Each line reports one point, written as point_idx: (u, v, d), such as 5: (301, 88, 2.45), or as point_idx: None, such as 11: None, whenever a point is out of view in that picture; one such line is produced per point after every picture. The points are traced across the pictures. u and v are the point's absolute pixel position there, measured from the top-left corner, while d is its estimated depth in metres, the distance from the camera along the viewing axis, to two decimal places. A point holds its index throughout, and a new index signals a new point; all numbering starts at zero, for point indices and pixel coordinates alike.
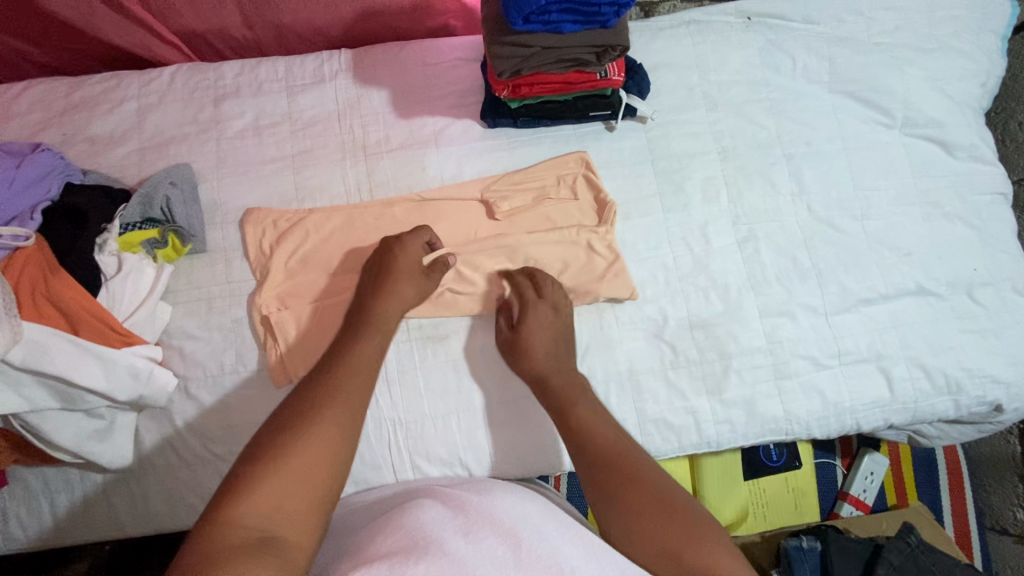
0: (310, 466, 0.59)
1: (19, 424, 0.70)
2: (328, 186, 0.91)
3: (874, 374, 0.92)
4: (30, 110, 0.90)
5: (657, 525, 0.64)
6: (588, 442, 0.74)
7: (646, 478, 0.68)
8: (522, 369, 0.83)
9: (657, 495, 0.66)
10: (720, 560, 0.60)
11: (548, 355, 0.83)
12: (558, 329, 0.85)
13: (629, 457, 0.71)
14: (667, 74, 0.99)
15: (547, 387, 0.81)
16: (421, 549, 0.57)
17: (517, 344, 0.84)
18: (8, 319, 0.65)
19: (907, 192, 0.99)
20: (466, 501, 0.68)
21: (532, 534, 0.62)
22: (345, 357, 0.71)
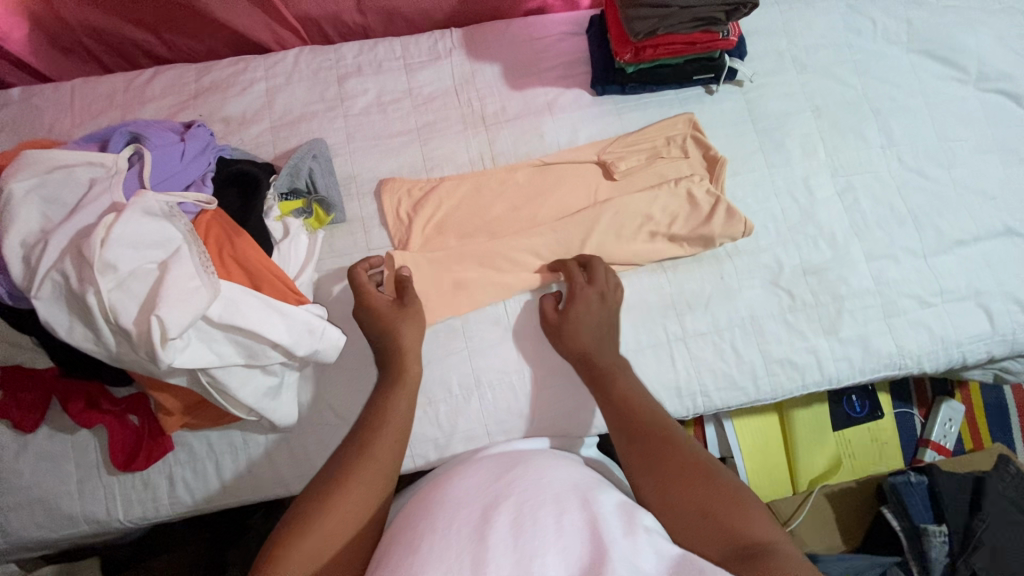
0: (347, 512, 0.62)
1: (207, 380, 0.73)
2: (453, 155, 0.96)
3: (975, 310, 0.98)
4: (163, 94, 0.94)
5: (688, 494, 0.66)
6: (621, 409, 0.77)
7: (673, 449, 0.70)
8: (565, 349, 0.85)
9: (685, 466, 0.68)
10: (754, 526, 0.62)
11: (587, 336, 0.84)
12: (605, 316, 0.86)
13: (663, 428, 0.73)
14: (758, 41, 1.05)
15: (590, 362, 0.82)
16: (468, 516, 0.61)
17: (559, 330, 0.86)
18: (210, 274, 0.68)
19: (987, 142, 1.06)
20: (512, 468, 0.71)
21: (582, 504, 0.62)
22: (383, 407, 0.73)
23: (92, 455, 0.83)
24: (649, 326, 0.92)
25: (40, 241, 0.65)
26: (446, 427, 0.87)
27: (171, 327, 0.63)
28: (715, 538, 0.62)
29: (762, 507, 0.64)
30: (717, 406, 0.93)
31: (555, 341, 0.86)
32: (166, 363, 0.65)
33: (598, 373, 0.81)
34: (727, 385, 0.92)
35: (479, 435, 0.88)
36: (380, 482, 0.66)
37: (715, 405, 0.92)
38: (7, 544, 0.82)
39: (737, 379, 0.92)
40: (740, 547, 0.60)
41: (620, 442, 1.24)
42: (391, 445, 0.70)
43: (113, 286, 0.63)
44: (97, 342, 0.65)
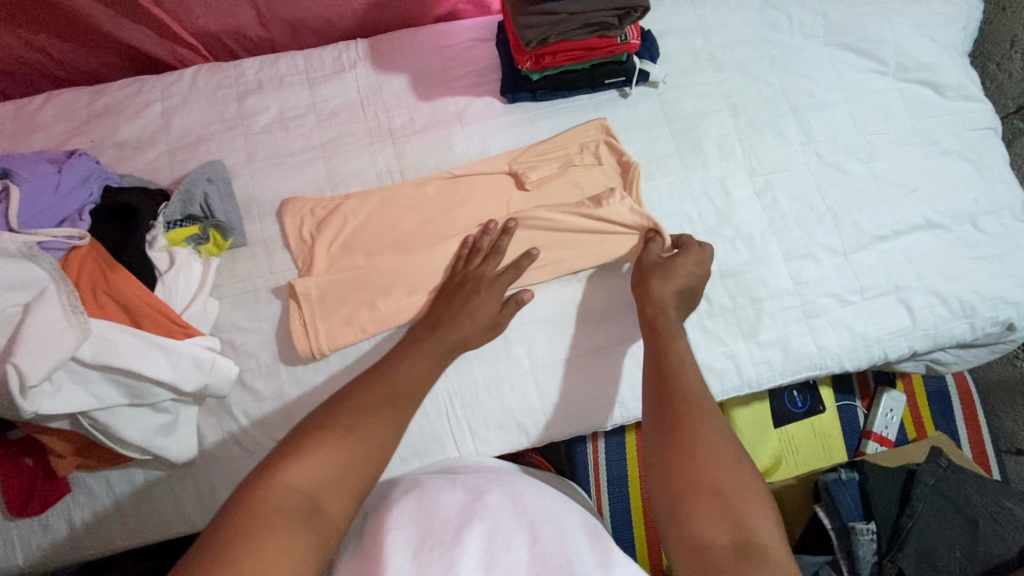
0: (352, 464, 0.64)
1: (89, 423, 0.71)
2: (359, 171, 0.93)
3: (896, 306, 0.97)
4: (53, 120, 0.90)
5: (706, 470, 0.65)
6: (668, 365, 0.77)
7: (706, 420, 0.69)
8: (658, 287, 0.85)
9: (715, 442, 0.67)
10: (759, 521, 0.61)
11: (665, 296, 0.84)
12: (687, 282, 0.86)
13: (703, 399, 0.72)
14: (672, 40, 1.03)
15: (666, 315, 0.82)
16: (437, 537, 0.63)
17: (657, 270, 0.86)
18: (77, 314, 0.66)
19: (907, 134, 1.05)
20: (486, 488, 0.73)
21: (554, 531, 0.67)
22: (398, 365, 0.76)
23: None
24: (564, 338, 0.90)
25: None
26: None
27: (30, 376, 0.61)
28: (718, 522, 0.61)
29: (775, 506, 0.63)
30: (635, 415, 0.92)
31: (648, 275, 0.86)
32: (30, 412, 0.63)
33: (662, 323, 0.82)
34: None
35: (392, 459, 0.87)
36: (386, 445, 0.67)
37: (630, 415, 0.92)
38: None
39: None
40: (738, 541, 0.59)
41: (561, 451, 1.22)
42: (399, 411, 0.70)
43: None
44: None
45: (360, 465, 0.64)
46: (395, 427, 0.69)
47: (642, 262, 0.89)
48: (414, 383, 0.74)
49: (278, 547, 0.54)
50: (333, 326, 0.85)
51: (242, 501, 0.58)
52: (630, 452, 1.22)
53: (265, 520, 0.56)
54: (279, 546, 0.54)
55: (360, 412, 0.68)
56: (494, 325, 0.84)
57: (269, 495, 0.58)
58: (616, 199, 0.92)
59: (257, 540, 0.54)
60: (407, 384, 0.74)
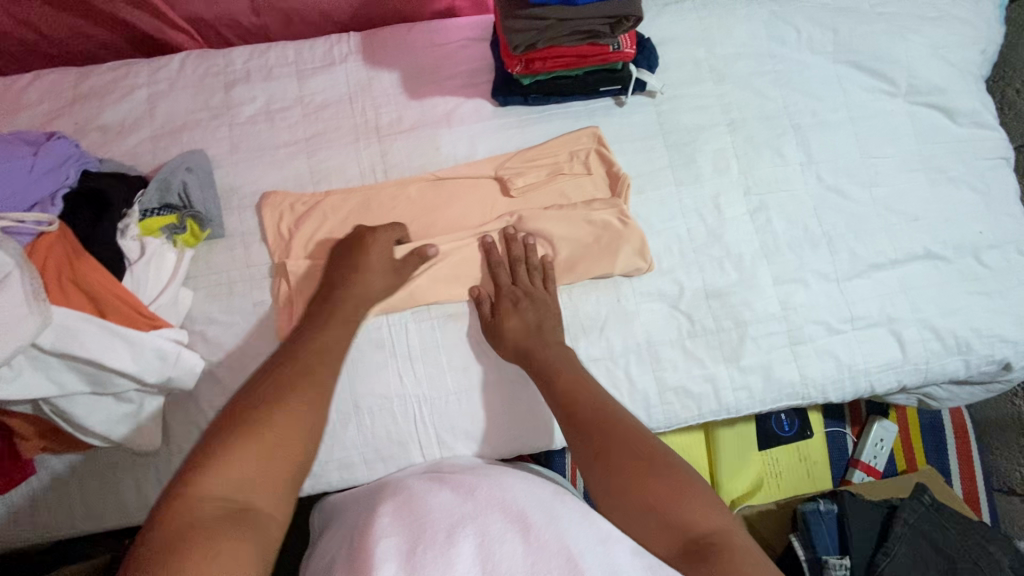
0: (273, 444, 0.62)
1: (51, 409, 0.70)
2: (343, 168, 0.92)
3: (886, 337, 0.94)
4: (40, 100, 0.90)
5: (638, 489, 0.66)
6: (570, 398, 0.76)
7: (623, 439, 0.70)
8: (506, 350, 0.84)
9: (636, 454, 0.68)
10: (696, 515, 0.63)
11: (522, 333, 0.84)
12: (533, 311, 0.85)
13: (612, 417, 0.73)
14: (674, 49, 1.00)
15: (526, 362, 0.82)
16: (428, 538, 0.60)
17: (491, 322, 0.86)
18: (39, 302, 0.66)
19: (912, 159, 1.01)
20: (477, 485, 0.71)
21: (550, 519, 0.63)
22: (304, 342, 0.74)
23: None
24: None
25: None
26: (322, 453, 0.85)
27: None
28: (664, 534, 0.63)
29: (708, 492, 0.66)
30: None
31: (494, 343, 0.85)
32: None
33: (536, 364, 0.82)
34: None
35: (357, 462, 0.86)
36: (313, 417, 0.66)
37: None
38: None
39: (629, 406, 0.88)
40: (692, 544, 0.62)
41: (538, 460, 1.21)
42: (322, 384, 0.69)
43: None
44: None
45: (284, 444, 0.63)
46: (319, 399, 0.68)
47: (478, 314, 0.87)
48: (328, 356, 0.73)
49: (210, 549, 0.53)
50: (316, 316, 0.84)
51: (164, 517, 0.56)
52: None
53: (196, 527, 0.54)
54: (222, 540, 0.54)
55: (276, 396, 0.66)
56: (390, 275, 0.85)
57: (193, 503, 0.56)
58: (602, 211, 0.91)
59: (205, 537, 0.53)
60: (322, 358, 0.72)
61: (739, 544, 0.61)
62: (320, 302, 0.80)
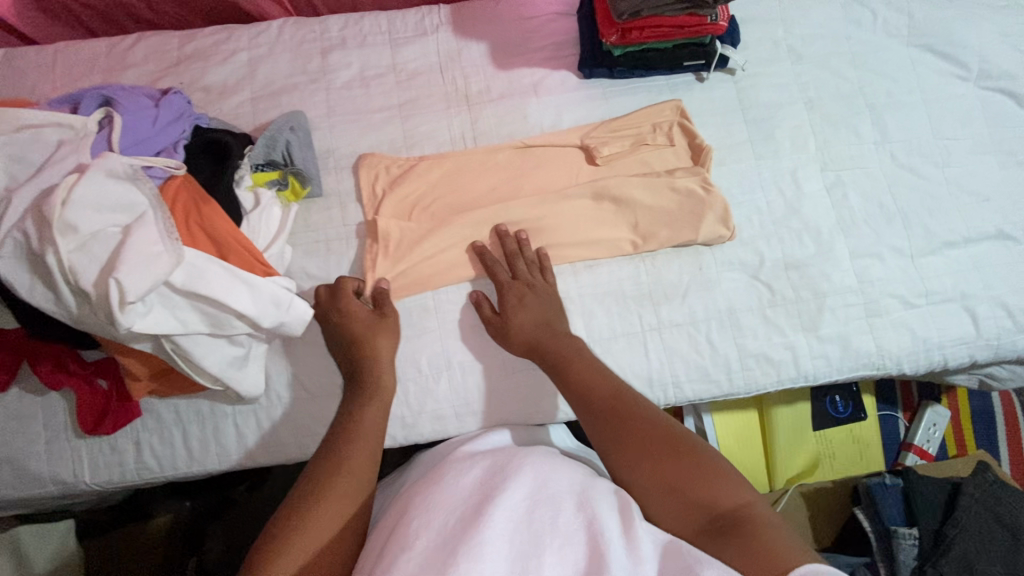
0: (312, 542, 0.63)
1: (171, 348, 0.73)
2: (434, 134, 0.95)
3: (959, 313, 0.96)
4: (145, 60, 0.93)
5: (659, 473, 0.68)
6: (580, 393, 0.77)
7: (638, 428, 0.72)
8: (514, 346, 0.84)
9: (654, 439, 0.70)
10: (722, 495, 0.66)
11: (529, 325, 0.84)
12: (542, 300, 0.86)
13: (629, 403, 0.74)
14: (754, 28, 1.03)
15: (537, 354, 0.82)
16: (455, 513, 0.61)
17: (500, 326, 0.85)
18: (173, 241, 0.68)
19: (984, 142, 1.03)
20: (513, 460, 0.69)
21: (577, 502, 0.62)
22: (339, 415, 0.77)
23: (63, 418, 0.83)
24: (624, 314, 0.91)
25: (4, 199, 0.64)
26: (414, 406, 0.87)
27: (129, 291, 0.63)
28: (686, 511, 0.66)
29: (730, 472, 0.68)
30: (689, 398, 0.91)
31: (501, 341, 0.86)
32: (125, 327, 0.65)
33: (546, 347, 0.82)
34: (699, 377, 0.90)
35: (447, 417, 0.88)
36: (351, 504, 0.68)
37: (685, 397, 0.90)
38: None
39: (710, 370, 0.90)
40: (716, 520, 0.64)
41: None
42: (361, 467, 0.71)
43: (74, 248, 0.63)
44: (57, 304, 0.65)
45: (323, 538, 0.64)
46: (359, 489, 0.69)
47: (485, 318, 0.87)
48: (372, 442, 0.74)
49: None
50: (409, 274, 0.88)
51: None
52: None
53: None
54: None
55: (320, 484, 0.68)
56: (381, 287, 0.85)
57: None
58: (687, 179, 0.93)
59: None
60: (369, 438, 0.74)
61: (763, 518, 0.63)
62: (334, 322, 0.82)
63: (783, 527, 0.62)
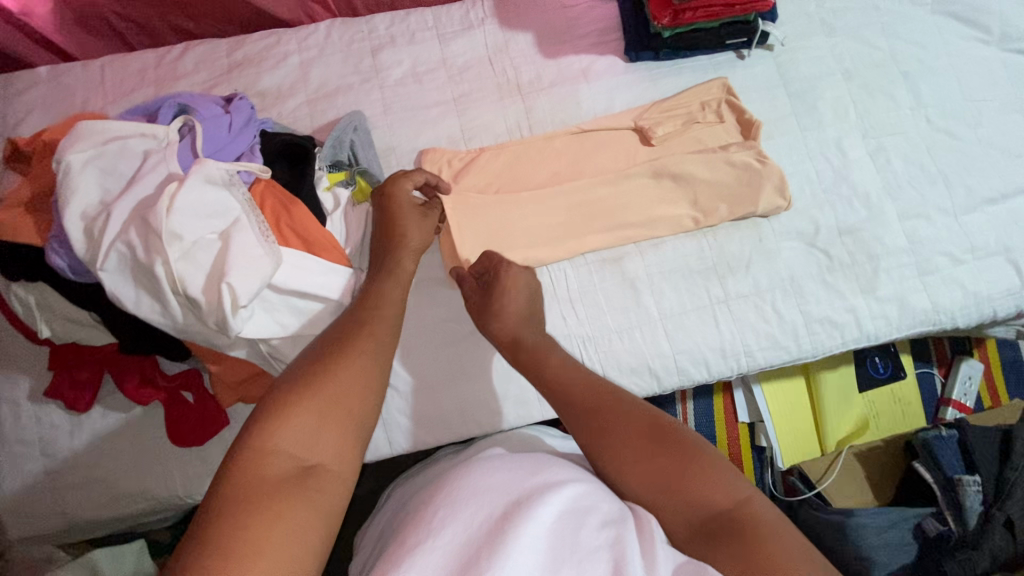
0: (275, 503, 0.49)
1: (267, 350, 0.73)
2: (491, 125, 0.96)
3: (1005, 265, 1.00)
4: (195, 69, 0.93)
5: (640, 469, 0.58)
6: (556, 389, 0.66)
7: (618, 420, 0.61)
8: (492, 331, 0.76)
9: (638, 429, 0.60)
10: (713, 491, 0.55)
11: (513, 310, 0.76)
12: (529, 289, 0.79)
13: (604, 396, 0.63)
14: (787, 5, 1.06)
15: (518, 345, 0.73)
16: (454, 506, 0.54)
17: (486, 309, 0.77)
18: (269, 242, 0.68)
19: (1011, 101, 1.07)
20: (533, 468, 0.61)
21: (601, 517, 0.53)
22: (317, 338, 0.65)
23: (152, 433, 0.83)
24: (693, 289, 0.93)
25: (101, 212, 0.64)
26: (498, 393, 0.89)
27: (241, 295, 0.63)
28: (673, 510, 0.55)
29: (723, 466, 0.57)
30: (760, 365, 0.94)
31: (479, 326, 0.77)
32: (236, 331, 0.64)
33: (530, 342, 0.72)
34: (770, 344, 0.93)
35: (531, 401, 0.90)
36: (371, 381, 0.59)
37: (756, 365, 0.93)
38: (64, 523, 0.82)
39: (778, 337, 0.93)
40: (705, 523, 0.54)
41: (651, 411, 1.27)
42: (373, 352, 0.61)
43: (179, 256, 0.63)
44: (163, 314, 0.64)
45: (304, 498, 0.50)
46: (378, 368, 0.61)
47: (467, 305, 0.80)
48: (379, 341, 0.63)
49: None
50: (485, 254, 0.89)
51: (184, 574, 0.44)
52: (719, 415, 1.29)
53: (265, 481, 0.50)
54: (290, 506, 0.49)
55: (339, 357, 0.60)
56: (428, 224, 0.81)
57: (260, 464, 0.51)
58: (739, 153, 0.95)
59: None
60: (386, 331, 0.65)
61: (759, 518, 0.53)
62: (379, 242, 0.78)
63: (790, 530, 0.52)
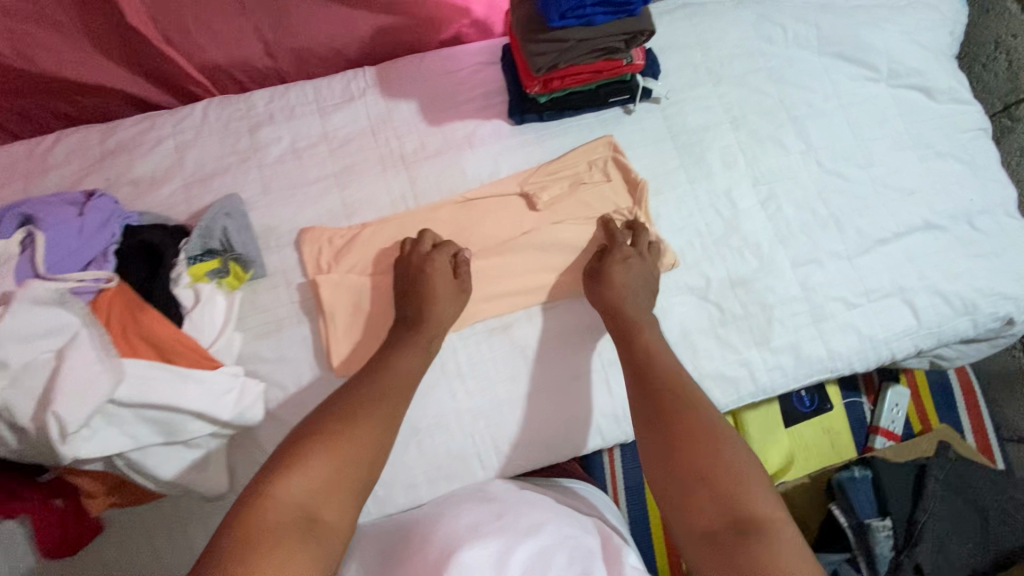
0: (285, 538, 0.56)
1: (123, 464, 0.72)
2: (374, 198, 0.94)
3: (900, 306, 1.00)
4: (65, 160, 0.91)
5: (694, 461, 0.66)
6: (642, 370, 0.78)
7: (685, 415, 0.71)
8: (598, 296, 0.88)
9: (700, 429, 0.69)
10: (754, 500, 0.63)
11: (624, 289, 0.87)
12: (642, 272, 0.89)
13: (683, 391, 0.74)
14: (674, 55, 1.07)
15: (620, 313, 0.85)
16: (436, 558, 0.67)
17: (595, 275, 0.90)
18: (110, 357, 0.67)
19: (901, 138, 1.08)
20: (508, 513, 0.76)
21: (568, 557, 0.69)
22: (385, 366, 0.78)
23: None
24: (585, 354, 0.92)
25: None
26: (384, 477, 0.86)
27: (70, 421, 0.62)
28: (711, 504, 0.63)
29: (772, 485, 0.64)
30: None
31: (591, 288, 0.90)
32: (69, 456, 0.64)
33: (632, 313, 0.85)
34: None
35: (425, 480, 0.88)
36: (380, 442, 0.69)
37: None
38: None
39: None
40: (734, 525, 0.61)
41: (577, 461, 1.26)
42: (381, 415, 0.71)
43: (6, 384, 0.62)
44: None
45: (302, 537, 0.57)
46: (384, 426, 0.71)
47: (584, 269, 0.92)
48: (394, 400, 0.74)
49: None
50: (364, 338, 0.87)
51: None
52: None
53: (273, 524, 0.57)
54: (302, 535, 0.57)
55: (352, 412, 0.70)
56: (457, 295, 0.87)
57: (273, 498, 0.60)
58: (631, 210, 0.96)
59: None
60: (393, 390, 0.75)
61: (783, 539, 0.59)
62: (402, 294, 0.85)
63: (804, 558, 0.58)
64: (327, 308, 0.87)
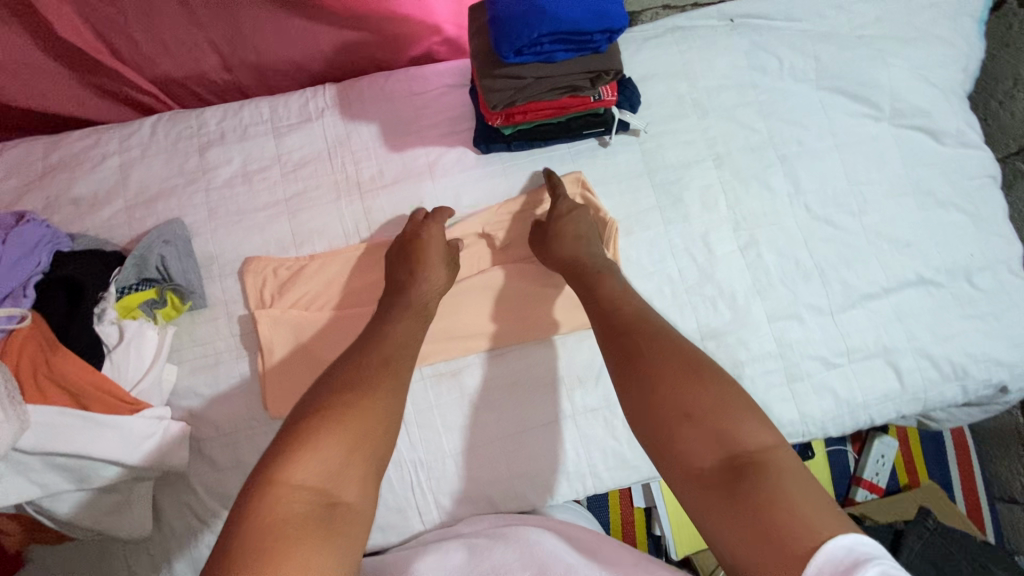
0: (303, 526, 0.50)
1: (34, 509, 0.71)
2: (325, 228, 0.89)
3: (884, 368, 0.93)
4: (7, 175, 0.88)
5: (678, 394, 0.58)
6: (608, 312, 0.71)
7: (659, 351, 0.63)
8: (551, 258, 0.83)
9: (676, 360, 0.62)
10: (744, 428, 0.55)
11: (576, 243, 0.82)
12: (590, 222, 0.85)
13: (651, 328, 0.67)
14: (656, 84, 1.00)
15: (579, 266, 0.80)
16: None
17: (548, 234, 0.85)
18: (15, 411, 0.67)
19: (899, 183, 1.00)
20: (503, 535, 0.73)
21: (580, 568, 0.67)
22: (385, 333, 0.71)
23: None
24: (538, 406, 0.87)
25: None
26: None
27: None
28: (698, 434, 0.56)
29: (757, 407, 0.57)
30: (610, 484, 0.88)
31: (544, 250, 0.85)
32: None
33: (589, 264, 0.80)
34: (618, 463, 0.87)
35: None
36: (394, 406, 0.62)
37: (603, 484, 0.88)
38: None
39: (626, 456, 0.87)
40: (735, 460, 0.53)
41: None
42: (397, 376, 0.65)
43: None
44: None
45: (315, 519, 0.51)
46: (399, 395, 0.63)
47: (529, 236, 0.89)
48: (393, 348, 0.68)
49: None
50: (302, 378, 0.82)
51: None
52: (612, 502, 1.23)
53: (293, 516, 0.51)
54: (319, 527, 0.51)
55: (365, 377, 0.63)
56: (449, 265, 0.83)
57: (283, 480, 0.53)
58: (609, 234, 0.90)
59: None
60: (398, 349, 0.68)
61: (785, 466, 0.52)
62: (398, 254, 0.82)
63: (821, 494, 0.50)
64: (265, 345, 0.82)
